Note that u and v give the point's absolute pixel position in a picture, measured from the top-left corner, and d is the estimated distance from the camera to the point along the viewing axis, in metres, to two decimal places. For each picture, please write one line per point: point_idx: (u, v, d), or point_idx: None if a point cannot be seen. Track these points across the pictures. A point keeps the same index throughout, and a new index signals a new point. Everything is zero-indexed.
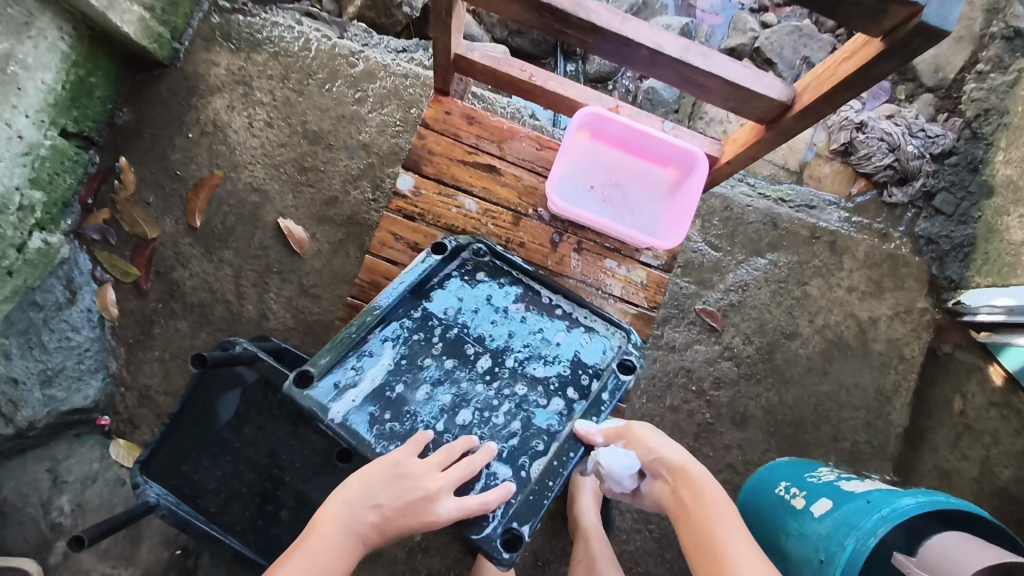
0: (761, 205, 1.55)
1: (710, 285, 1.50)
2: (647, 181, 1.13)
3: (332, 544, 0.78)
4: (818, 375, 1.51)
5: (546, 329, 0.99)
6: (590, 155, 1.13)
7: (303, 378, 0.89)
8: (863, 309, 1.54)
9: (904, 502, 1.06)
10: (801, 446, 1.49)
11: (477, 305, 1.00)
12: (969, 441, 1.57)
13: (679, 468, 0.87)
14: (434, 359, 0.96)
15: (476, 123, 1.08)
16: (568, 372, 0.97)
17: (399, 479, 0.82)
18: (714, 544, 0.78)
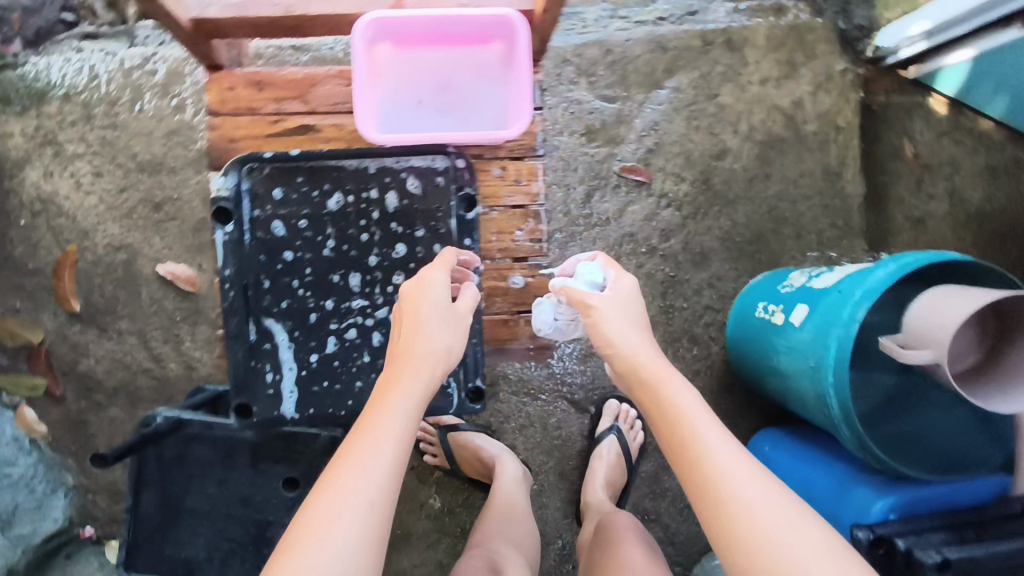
0: (640, 34, 1.39)
1: (620, 139, 1.37)
2: (476, 69, 0.99)
3: (389, 417, 0.73)
4: (763, 181, 1.41)
5: (374, 198, 0.93)
6: (404, 70, 0.99)
7: (242, 410, 0.91)
8: (786, 97, 1.41)
9: (874, 279, 1.00)
10: (770, 258, 1.42)
11: (303, 229, 0.91)
12: (932, 180, 1.53)
13: (641, 360, 0.83)
14: (315, 306, 0.92)
15: (267, 88, 1.02)
16: (419, 229, 0.93)
17: (417, 351, 0.80)
18: (681, 440, 0.75)
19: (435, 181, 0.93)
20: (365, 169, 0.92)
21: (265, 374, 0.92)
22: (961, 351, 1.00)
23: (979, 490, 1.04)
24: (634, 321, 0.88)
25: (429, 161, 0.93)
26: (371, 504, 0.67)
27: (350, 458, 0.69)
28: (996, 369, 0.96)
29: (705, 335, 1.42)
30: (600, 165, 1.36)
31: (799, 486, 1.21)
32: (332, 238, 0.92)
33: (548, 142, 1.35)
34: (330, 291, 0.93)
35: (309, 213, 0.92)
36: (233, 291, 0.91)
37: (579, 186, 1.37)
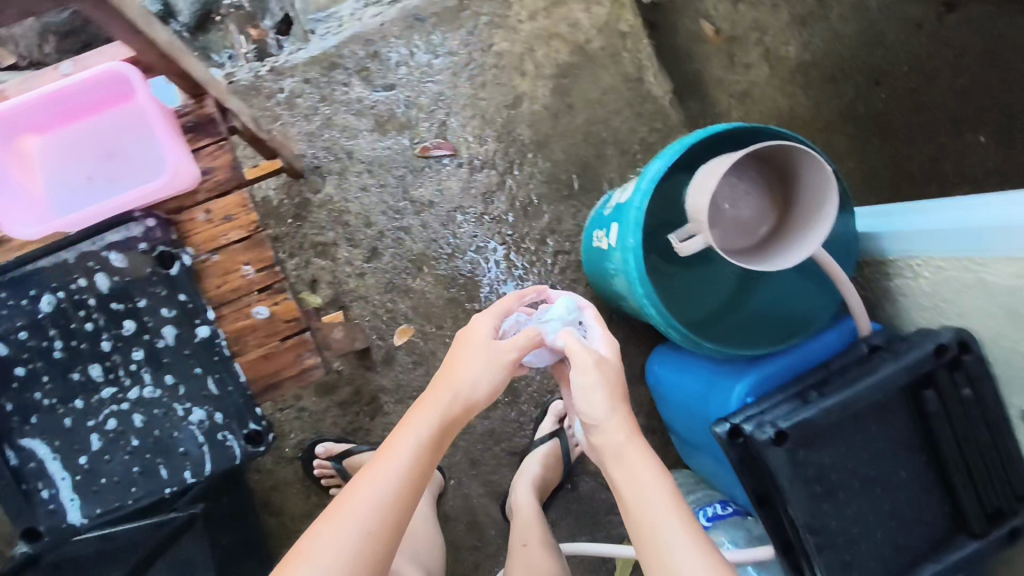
0: (394, 13, 1.36)
1: (410, 122, 1.34)
2: (128, 125, 0.93)
3: (400, 455, 0.78)
4: (568, 113, 1.39)
5: (81, 288, 0.82)
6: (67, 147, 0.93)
7: (31, 535, 0.86)
8: (561, 23, 1.39)
9: (649, 169, 0.96)
10: (602, 183, 1.39)
11: (22, 339, 0.82)
12: (741, 50, 1.49)
13: (613, 429, 0.82)
14: (74, 410, 0.85)
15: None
16: (134, 320, 0.82)
17: (443, 394, 0.83)
18: (645, 522, 0.75)
19: (139, 248, 0.82)
20: (62, 259, 0.81)
21: (39, 494, 0.86)
22: (753, 223, 0.97)
23: (827, 344, 1.01)
24: (618, 395, 0.85)
25: (122, 230, 0.82)
26: (356, 545, 0.71)
27: (319, 531, 0.72)
28: (784, 234, 0.92)
29: (565, 280, 1.38)
30: (400, 155, 1.34)
31: (675, 397, 1.17)
32: (60, 339, 0.83)
33: (339, 150, 1.32)
34: (78, 390, 0.84)
35: (25, 324, 0.82)
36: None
37: (387, 182, 1.34)
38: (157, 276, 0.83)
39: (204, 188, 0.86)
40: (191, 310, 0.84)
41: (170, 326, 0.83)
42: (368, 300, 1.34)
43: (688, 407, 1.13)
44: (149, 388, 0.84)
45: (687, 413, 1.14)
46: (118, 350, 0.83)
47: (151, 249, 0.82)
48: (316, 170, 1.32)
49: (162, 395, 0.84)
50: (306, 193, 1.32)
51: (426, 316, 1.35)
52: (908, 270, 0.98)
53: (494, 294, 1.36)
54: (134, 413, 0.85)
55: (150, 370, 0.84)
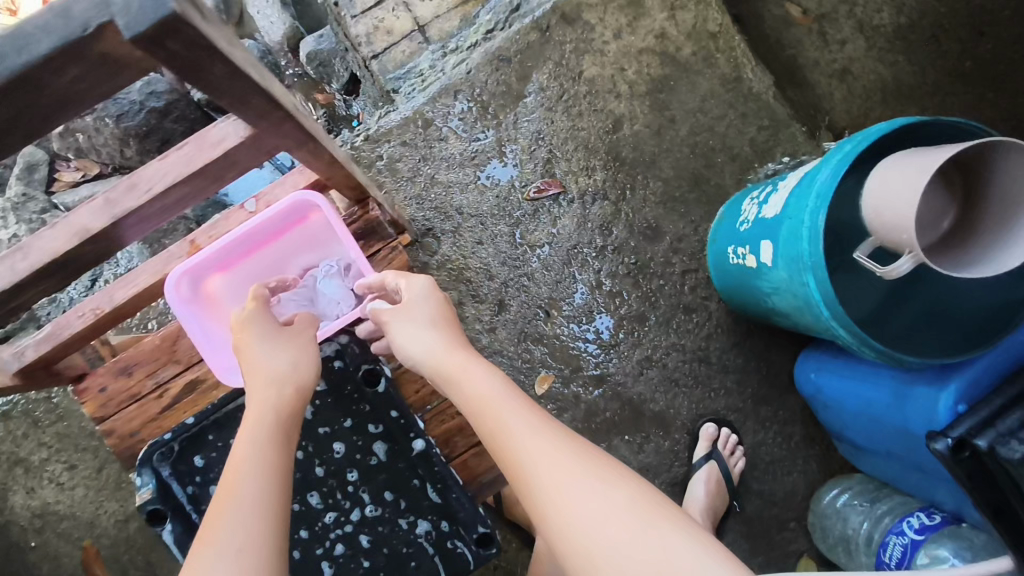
0: (477, 58, 1.31)
1: (516, 165, 1.31)
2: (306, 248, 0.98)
3: (248, 450, 0.71)
4: (670, 128, 1.33)
5: None
6: (244, 286, 0.97)
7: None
8: (648, 36, 1.33)
9: (822, 178, 0.92)
10: (718, 194, 1.34)
11: None
12: (833, 27, 1.42)
13: (441, 364, 0.80)
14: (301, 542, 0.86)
15: (135, 367, 0.94)
16: (345, 443, 0.88)
17: (271, 381, 0.79)
18: (512, 450, 0.69)
19: (338, 366, 0.90)
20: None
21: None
22: (934, 217, 0.88)
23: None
24: (427, 321, 0.85)
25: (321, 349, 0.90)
26: (251, 532, 0.62)
27: (213, 525, 0.63)
28: (974, 228, 0.84)
29: (697, 299, 1.33)
30: (510, 201, 1.30)
31: (861, 409, 1.13)
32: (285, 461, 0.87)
33: (448, 208, 1.29)
34: (300, 522, 0.86)
35: None
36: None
37: (503, 229, 1.30)
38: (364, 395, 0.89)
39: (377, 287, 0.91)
40: (394, 429, 0.90)
41: (379, 441, 0.89)
42: (502, 353, 1.30)
43: (879, 421, 1.09)
44: (370, 508, 0.88)
45: (880, 427, 1.10)
46: (332, 476, 0.87)
47: (359, 368, 0.90)
48: (429, 232, 1.29)
49: (385, 512, 0.88)
50: (424, 256, 1.29)
51: (563, 359, 1.31)
52: None
53: (626, 324, 1.32)
54: (361, 534, 0.87)
55: (367, 490, 0.88)
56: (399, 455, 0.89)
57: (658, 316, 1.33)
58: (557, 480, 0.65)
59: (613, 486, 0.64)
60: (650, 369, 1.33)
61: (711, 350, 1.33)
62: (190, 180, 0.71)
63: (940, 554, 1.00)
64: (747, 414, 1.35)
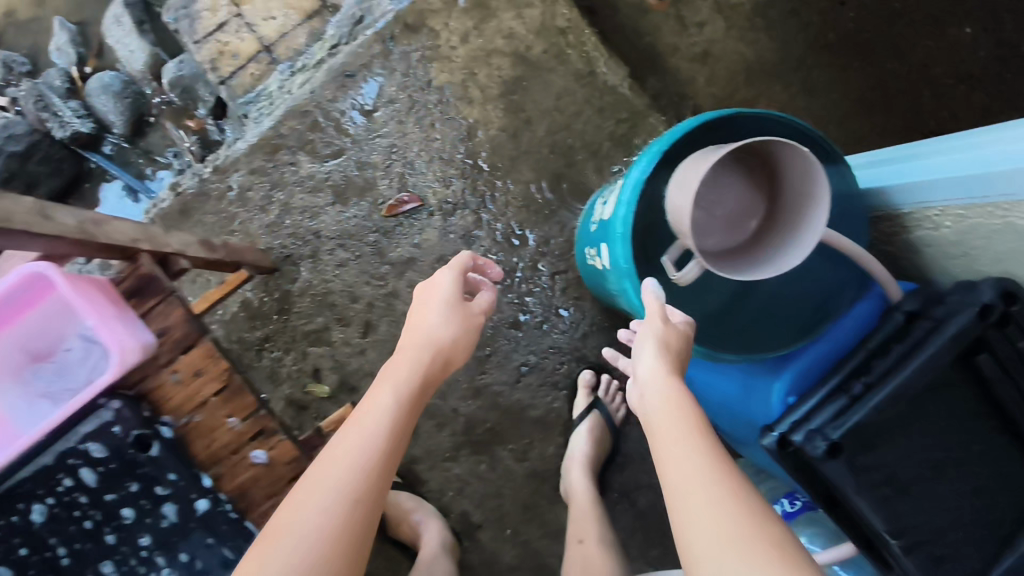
0: (321, 76, 1.27)
1: (370, 183, 1.27)
2: (62, 321, 0.90)
3: (367, 430, 0.71)
4: (526, 130, 1.31)
5: (65, 487, 0.85)
6: (7, 360, 0.89)
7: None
8: (496, 36, 1.29)
9: (632, 175, 0.90)
10: (581, 192, 1.32)
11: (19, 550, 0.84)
12: (690, 10, 1.39)
13: (642, 374, 0.75)
14: None
15: None
16: (131, 506, 0.86)
17: (425, 343, 0.82)
18: (670, 483, 0.63)
19: (116, 433, 0.86)
20: (43, 462, 0.84)
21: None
22: (742, 216, 0.89)
23: (859, 318, 0.92)
24: (659, 348, 0.77)
25: (94, 419, 0.85)
26: (313, 541, 0.62)
27: (287, 518, 0.63)
28: (777, 226, 0.84)
29: (569, 300, 1.32)
30: (368, 219, 1.28)
31: (712, 400, 1.10)
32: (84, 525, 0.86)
33: (305, 233, 1.26)
34: None
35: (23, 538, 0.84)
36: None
37: (364, 250, 1.28)
38: (140, 459, 0.87)
39: (164, 347, 0.91)
40: (184, 486, 0.89)
41: (170, 501, 0.88)
42: (376, 374, 1.30)
43: (728, 407, 1.05)
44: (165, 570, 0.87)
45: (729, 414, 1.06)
46: (123, 540, 0.86)
47: (127, 434, 0.86)
48: (288, 259, 1.26)
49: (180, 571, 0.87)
50: (285, 285, 1.27)
51: (437, 375, 1.30)
52: (927, 221, 0.88)
53: (500, 333, 1.32)
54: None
55: (162, 553, 0.87)
56: (190, 514, 0.88)
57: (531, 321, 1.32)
58: (693, 508, 0.60)
59: (743, 527, 0.57)
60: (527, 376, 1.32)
61: (587, 349, 1.34)
62: None
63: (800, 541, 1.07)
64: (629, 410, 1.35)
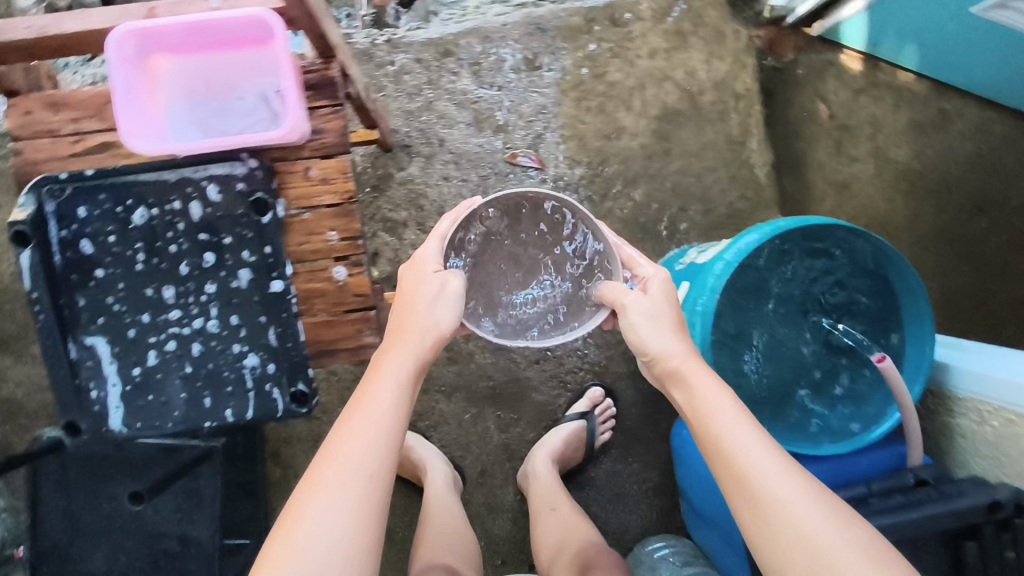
0: (518, 17, 1.35)
1: (508, 127, 1.35)
2: (252, 68, 0.81)
3: (381, 406, 0.74)
4: (661, 158, 1.37)
5: (177, 207, 0.82)
6: (176, 80, 0.80)
7: (71, 428, 0.86)
8: (679, 68, 1.36)
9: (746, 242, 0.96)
10: (678, 235, 1.38)
11: (110, 239, 0.83)
12: (851, 142, 1.45)
13: (668, 357, 0.82)
14: (137, 327, 0.85)
15: (63, 106, 0.82)
16: (210, 260, 0.84)
17: (402, 355, 0.79)
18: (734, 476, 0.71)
19: (237, 187, 0.83)
20: (161, 177, 0.82)
21: (90, 395, 0.86)
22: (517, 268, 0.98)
23: (876, 462, 0.97)
24: (671, 328, 0.85)
25: (228, 166, 0.82)
26: (341, 527, 0.65)
27: (317, 488, 0.67)
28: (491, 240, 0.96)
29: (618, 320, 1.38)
30: (488, 154, 1.35)
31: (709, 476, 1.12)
32: (139, 250, 0.84)
33: (432, 134, 1.34)
34: (146, 306, 0.85)
35: (117, 228, 0.83)
36: (43, 312, 0.83)
37: (469, 177, 1.35)
38: (250, 220, 0.83)
39: (311, 145, 0.84)
40: (264, 264, 0.84)
41: (246, 268, 0.84)
42: None
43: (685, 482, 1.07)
44: (213, 322, 0.85)
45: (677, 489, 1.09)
46: (193, 278, 0.85)
47: (249, 192, 0.82)
48: (406, 147, 1.34)
49: (224, 331, 0.85)
50: (392, 167, 1.34)
51: None
52: (976, 413, 0.95)
53: None
54: (195, 342, 0.86)
55: (217, 306, 0.85)
56: (260, 287, 0.84)
57: None
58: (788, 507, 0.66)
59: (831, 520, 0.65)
60: (547, 361, 1.40)
61: (608, 370, 1.40)
62: None
63: (657, 547, 1.31)
64: (613, 442, 1.41)
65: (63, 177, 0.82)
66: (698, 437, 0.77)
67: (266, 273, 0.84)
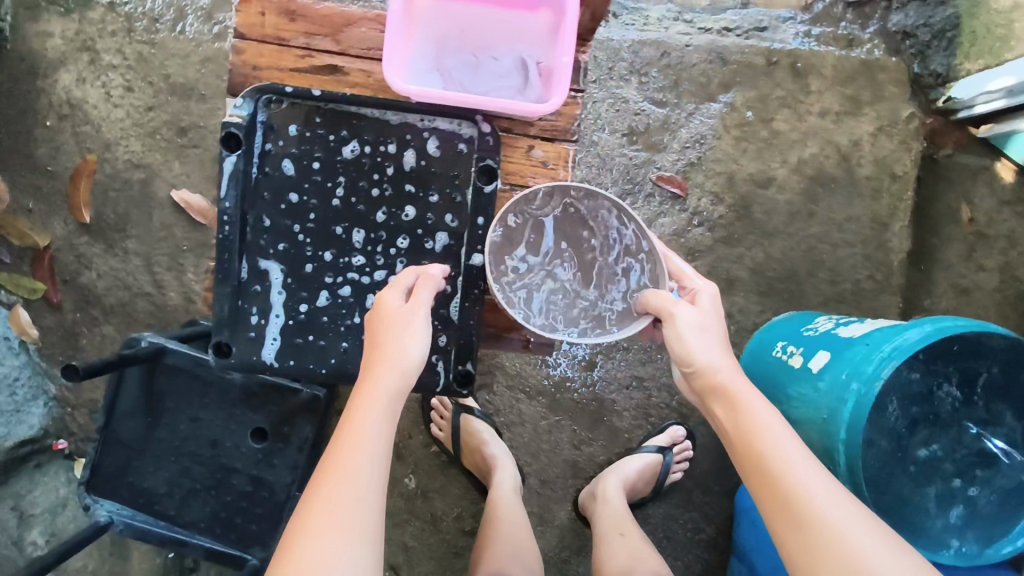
0: (703, 41, 1.33)
1: (663, 147, 1.32)
2: (513, 36, 0.82)
3: (353, 469, 0.65)
4: (803, 218, 1.35)
5: (392, 151, 0.87)
6: (435, 20, 0.82)
7: (221, 350, 0.87)
8: (843, 134, 1.35)
9: (907, 336, 0.92)
10: (798, 298, 1.36)
11: (314, 167, 0.86)
12: (984, 250, 1.42)
13: (715, 372, 0.77)
14: (315, 259, 0.88)
15: (301, 17, 0.84)
16: (409, 213, 0.88)
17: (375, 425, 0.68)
18: (787, 500, 0.67)
19: (457, 146, 0.87)
20: (386, 118, 0.86)
21: (250, 318, 0.88)
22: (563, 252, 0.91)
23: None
24: (720, 340, 0.79)
25: (456, 124, 0.87)
26: None
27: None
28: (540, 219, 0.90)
29: None
30: (636, 169, 1.31)
31: None
32: (341, 186, 0.87)
33: (586, 136, 1.31)
34: (332, 243, 0.88)
35: (323, 157, 0.86)
36: (230, 225, 0.85)
37: (611, 187, 1.31)
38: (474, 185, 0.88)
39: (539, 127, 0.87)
40: (462, 232, 0.89)
41: (441, 231, 0.89)
42: None
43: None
44: (394, 276, 0.89)
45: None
46: (386, 228, 0.88)
47: (477, 160, 0.87)
48: None
49: None
50: None
51: None
52: None
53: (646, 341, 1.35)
54: (369, 294, 0.89)
55: (402, 260, 0.89)
56: (451, 249, 0.89)
57: None
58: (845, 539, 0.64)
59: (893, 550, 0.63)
60: (636, 390, 1.36)
61: (693, 414, 1.37)
62: None
63: None
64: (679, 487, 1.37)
65: (288, 92, 0.83)
66: (742, 459, 0.74)
67: (459, 237, 0.89)
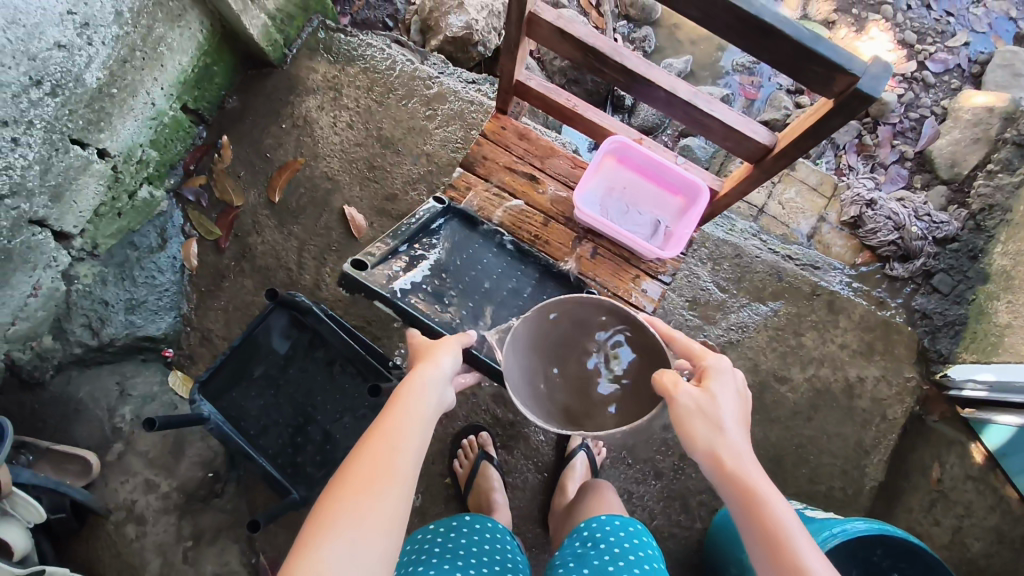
0: (769, 258, 1.72)
1: (713, 321, 1.65)
2: (656, 205, 1.28)
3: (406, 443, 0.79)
4: (803, 420, 1.63)
5: (526, 270, 1.18)
6: (614, 178, 1.28)
7: (358, 265, 1.05)
8: (854, 367, 1.66)
9: (856, 525, 1.18)
10: (779, 480, 1.60)
11: (470, 248, 1.18)
12: (942, 509, 1.57)
13: (718, 449, 0.82)
14: (451, 277, 1.14)
15: (527, 140, 1.25)
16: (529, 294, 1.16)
17: (420, 417, 0.82)
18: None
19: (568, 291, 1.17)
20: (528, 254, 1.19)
21: (392, 269, 1.10)
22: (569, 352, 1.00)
23: None
24: (728, 414, 0.84)
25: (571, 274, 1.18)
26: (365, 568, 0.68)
27: (345, 513, 0.71)
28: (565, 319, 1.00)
29: (697, 511, 1.57)
30: (688, 329, 1.63)
31: None
32: (487, 260, 1.18)
33: None
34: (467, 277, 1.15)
35: (479, 248, 1.19)
36: (414, 224, 1.15)
37: None
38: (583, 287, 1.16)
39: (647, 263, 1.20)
40: None
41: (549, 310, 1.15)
42: None
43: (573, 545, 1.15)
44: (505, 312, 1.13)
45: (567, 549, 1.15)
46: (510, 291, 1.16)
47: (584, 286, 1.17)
48: None
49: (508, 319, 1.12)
50: None
51: None
52: None
53: (646, 464, 1.59)
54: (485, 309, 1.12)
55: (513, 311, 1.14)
56: None
57: (667, 485, 1.58)
58: None
59: None
60: (624, 501, 1.56)
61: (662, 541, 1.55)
62: (725, 128, 1.01)
63: None
64: None
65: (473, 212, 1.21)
66: (749, 533, 0.80)
67: None
